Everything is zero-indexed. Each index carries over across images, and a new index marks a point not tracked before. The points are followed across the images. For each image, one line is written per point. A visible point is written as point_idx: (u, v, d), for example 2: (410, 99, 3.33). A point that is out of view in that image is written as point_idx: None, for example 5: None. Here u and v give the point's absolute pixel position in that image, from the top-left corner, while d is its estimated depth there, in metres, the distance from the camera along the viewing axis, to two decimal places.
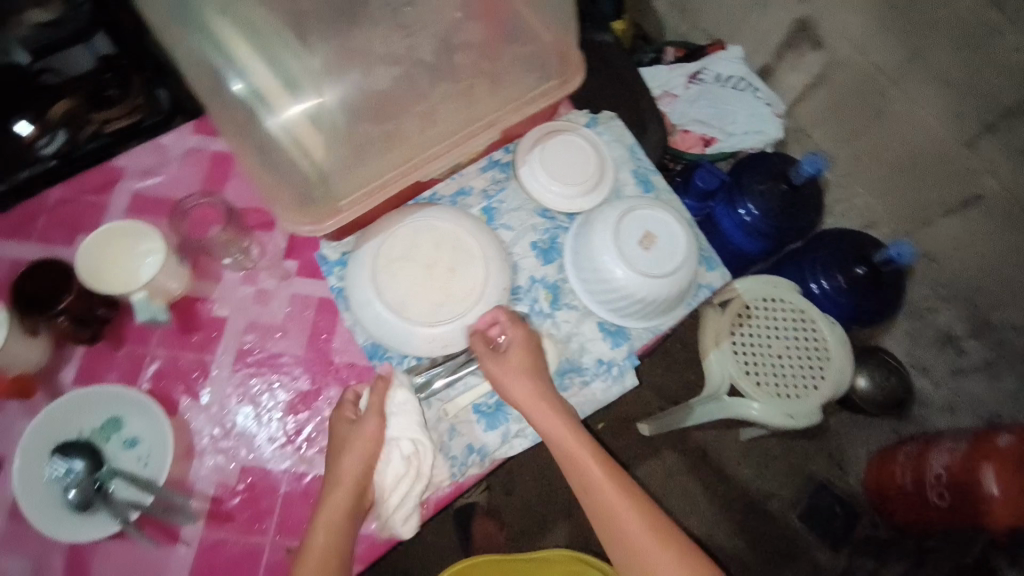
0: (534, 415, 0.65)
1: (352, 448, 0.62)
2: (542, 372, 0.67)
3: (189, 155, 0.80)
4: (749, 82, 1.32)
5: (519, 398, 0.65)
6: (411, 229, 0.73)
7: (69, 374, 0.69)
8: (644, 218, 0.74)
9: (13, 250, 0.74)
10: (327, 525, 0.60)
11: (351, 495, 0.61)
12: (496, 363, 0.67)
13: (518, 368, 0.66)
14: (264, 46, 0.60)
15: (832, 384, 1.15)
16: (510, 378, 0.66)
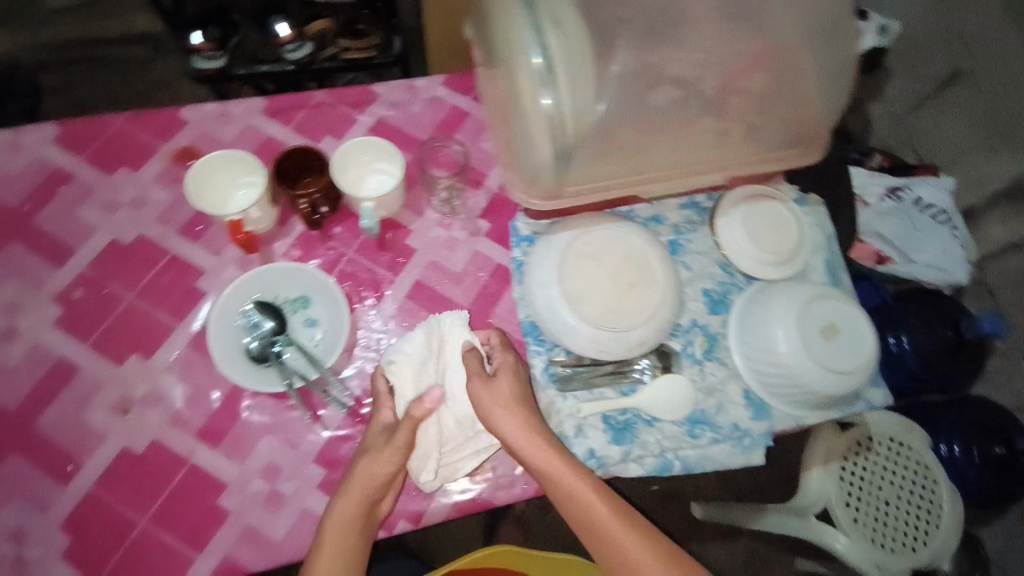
0: (530, 456, 0.64)
1: (373, 446, 0.65)
2: (527, 410, 0.67)
3: (433, 102, 0.88)
4: (950, 217, 1.23)
5: (508, 432, 0.65)
6: (605, 236, 0.77)
7: (281, 247, 0.77)
8: (834, 310, 0.73)
9: (268, 128, 0.83)
10: (342, 526, 0.62)
11: (369, 497, 0.63)
12: (487, 392, 0.67)
13: (507, 400, 0.67)
14: (569, 20, 0.59)
15: (930, 553, 1.07)
16: (501, 410, 0.66)
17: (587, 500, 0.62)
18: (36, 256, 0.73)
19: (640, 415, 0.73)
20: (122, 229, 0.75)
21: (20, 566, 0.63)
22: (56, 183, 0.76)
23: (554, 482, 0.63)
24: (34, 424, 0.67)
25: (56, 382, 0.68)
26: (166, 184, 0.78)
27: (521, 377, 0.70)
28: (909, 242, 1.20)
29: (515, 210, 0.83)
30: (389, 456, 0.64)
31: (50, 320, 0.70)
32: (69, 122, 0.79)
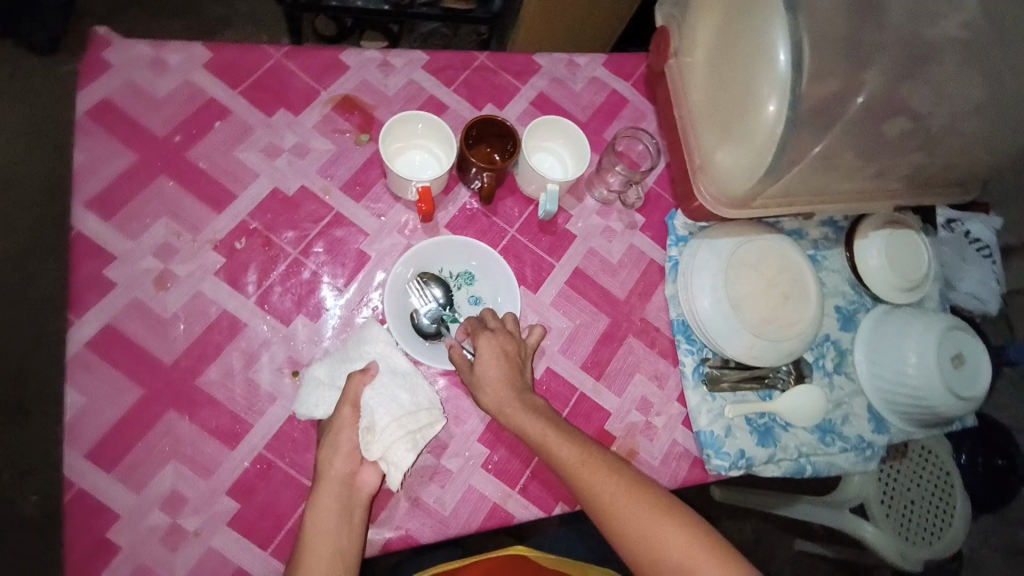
0: (513, 420, 0.63)
1: (328, 440, 0.61)
2: (520, 382, 0.66)
3: (594, 83, 0.86)
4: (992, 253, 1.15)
5: (489, 402, 0.64)
6: (764, 244, 0.79)
7: (445, 217, 0.75)
8: (960, 341, 0.80)
9: (432, 87, 0.80)
10: (318, 527, 0.57)
11: (341, 489, 0.59)
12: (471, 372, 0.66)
13: (492, 376, 0.65)
14: (824, 43, 0.62)
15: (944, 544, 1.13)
16: (483, 383, 0.65)
17: (571, 461, 0.61)
18: (193, 196, 0.67)
19: (778, 420, 0.77)
20: (285, 179, 0.71)
21: (183, 531, 0.58)
22: (212, 119, 0.70)
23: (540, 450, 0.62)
24: (197, 378, 0.62)
25: (221, 336, 0.64)
26: (327, 134, 0.74)
27: (510, 353, 0.66)
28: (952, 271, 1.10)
29: (667, 206, 0.84)
30: (348, 451, 0.60)
31: (213, 267, 0.66)
32: (223, 50, 0.73)
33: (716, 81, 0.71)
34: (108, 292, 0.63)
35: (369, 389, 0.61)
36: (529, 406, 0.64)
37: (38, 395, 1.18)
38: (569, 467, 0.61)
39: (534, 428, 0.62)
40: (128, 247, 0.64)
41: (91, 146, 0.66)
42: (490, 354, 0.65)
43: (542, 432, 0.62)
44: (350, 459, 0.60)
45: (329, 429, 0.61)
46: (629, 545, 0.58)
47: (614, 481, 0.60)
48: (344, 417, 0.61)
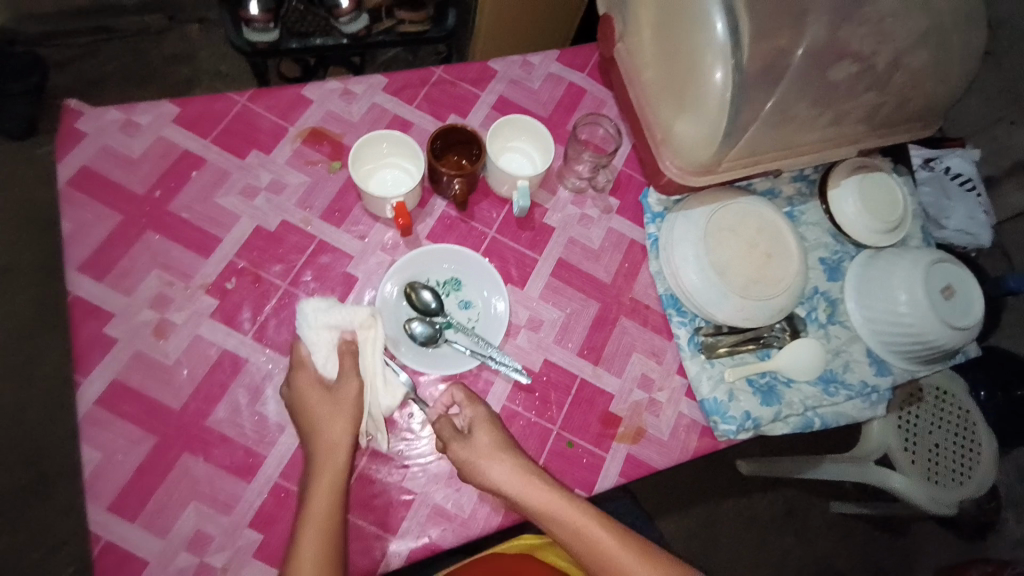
0: (499, 482, 0.62)
1: (325, 412, 0.62)
2: (511, 450, 0.64)
3: (551, 79, 0.89)
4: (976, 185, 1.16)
5: (497, 480, 0.62)
6: (738, 209, 0.80)
7: (424, 229, 0.77)
8: (947, 272, 0.80)
9: (395, 107, 0.82)
10: (320, 490, 0.58)
11: (343, 454, 0.60)
12: (464, 447, 0.63)
13: (489, 449, 0.63)
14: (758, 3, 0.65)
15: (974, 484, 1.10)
16: (484, 463, 0.62)
17: (600, 539, 0.60)
18: (179, 245, 0.70)
19: (779, 377, 0.78)
20: (265, 216, 0.73)
21: (212, 567, 0.60)
22: (188, 169, 0.73)
23: (558, 524, 0.60)
24: (208, 418, 0.64)
25: (225, 374, 0.66)
26: (300, 167, 0.76)
27: (493, 421, 0.66)
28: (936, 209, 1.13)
29: (640, 186, 0.86)
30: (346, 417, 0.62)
31: (208, 310, 0.68)
32: (189, 102, 0.76)
33: (663, 56, 0.73)
34: (110, 348, 0.65)
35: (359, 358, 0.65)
36: (542, 481, 0.62)
37: (57, 468, 1.21)
38: (597, 544, 0.60)
39: (545, 500, 0.61)
40: (124, 304, 0.67)
41: (76, 213, 0.69)
42: (483, 440, 0.63)
43: (556, 504, 0.61)
44: (352, 420, 0.62)
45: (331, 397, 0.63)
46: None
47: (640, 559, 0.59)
48: (347, 388, 0.63)
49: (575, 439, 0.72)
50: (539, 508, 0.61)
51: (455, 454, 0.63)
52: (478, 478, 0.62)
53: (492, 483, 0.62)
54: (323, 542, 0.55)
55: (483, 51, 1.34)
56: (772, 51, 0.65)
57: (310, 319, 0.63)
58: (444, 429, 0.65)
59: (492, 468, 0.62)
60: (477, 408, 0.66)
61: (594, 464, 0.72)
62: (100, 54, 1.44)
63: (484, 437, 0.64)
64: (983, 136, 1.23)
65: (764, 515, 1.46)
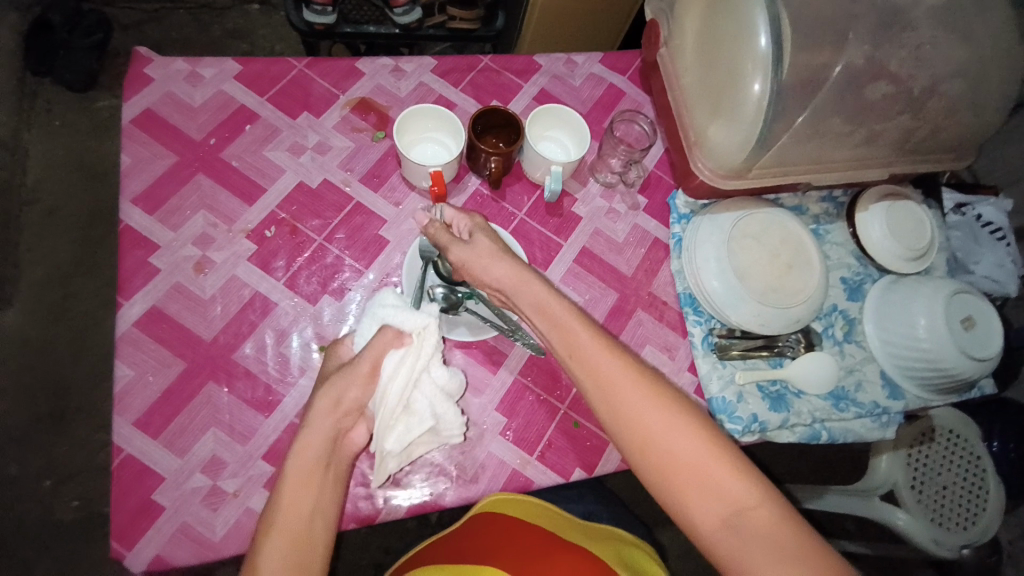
0: (500, 280, 0.64)
1: (334, 387, 0.60)
2: (513, 256, 0.66)
3: (592, 79, 0.92)
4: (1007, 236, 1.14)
5: (499, 280, 0.64)
6: (763, 218, 0.82)
7: (456, 203, 0.80)
8: (968, 302, 0.80)
9: (441, 88, 0.86)
10: (297, 480, 0.53)
11: (325, 442, 0.56)
12: (463, 249, 0.67)
13: (492, 250, 0.66)
14: (802, 17, 0.67)
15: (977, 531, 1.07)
16: (485, 262, 0.65)
17: (581, 339, 0.59)
18: (227, 190, 0.74)
19: (790, 387, 0.78)
20: (309, 173, 0.77)
21: (222, 493, 0.62)
22: (243, 122, 0.77)
23: (569, 344, 0.59)
24: (234, 352, 0.67)
25: (255, 315, 0.69)
26: (347, 132, 0.80)
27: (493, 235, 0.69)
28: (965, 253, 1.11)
29: (668, 188, 0.88)
30: (346, 409, 0.59)
31: (246, 254, 0.71)
32: (251, 62, 0.80)
33: (704, 64, 0.76)
34: (152, 277, 0.68)
35: (393, 352, 0.62)
36: (536, 277, 0.64)
37: (76, 407, 1.25)
38: (576, 343, 0.59)
39: (561, 317, 0.61)
40: (170, 238, 0.70)
41: (137, 150, 0.73)
42: (484, 245, 0.66)
43: (580, 337, 0.59)
44: (341, 417, 0.58)
45: (340, 373, 0.61)
46: (627, 438, 0.54)
47: (625, 370, 0.56)
48: (360, 372, 0.60)
49: (581, 420, 0.73)
50: (528, 309, 0.63)
51: (458, 257, 0.67)
52: (477, 277, 0.66)
53: (489, 284, 0.65)
54: (291, 556, 0.50)
55: (530, 49, 1.38)
56: (810, 62, 0.67)
57: (373, 307, 0.66)
58: (437, 236, 0.68)
59: (499, 267, 0.64)
60: (472, 219, 0.69)
61: (597, 448, 0.72)
62: (165, 23, 1.52)
63: (488, 243, 0.67)
64: (1017, 187, 1.22)
65: None
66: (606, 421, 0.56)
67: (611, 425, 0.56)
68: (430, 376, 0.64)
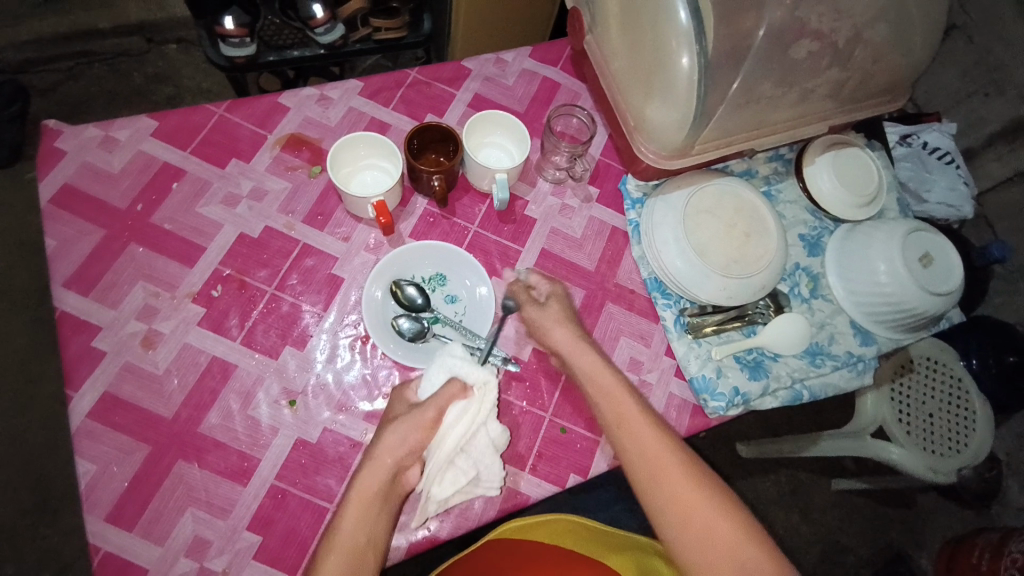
0: (563, 350, 0.70)
1: (397, 427, 0.62)
2: (578, 326, 0.72)
3: (525, 75, 0.90)
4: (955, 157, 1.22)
5: (559, 346, 0.71)
6: (715, 191, 0.81)
7: (406, 228, 0.78)
8: (924, 240, 0.81)
9: (371, 110, 0.83)
10: (354, 515, 0.57)
11: (386, 479, 0.59)
12: (537, 311, 0.73)
13: (557, 317, 0.72)
14: None
15: (970, 455, 1.13)
16: (551, 327, 0.72)
17: (635, 418, 0.64)
18: (163, 256, 0.71)
19: (766, 352, 0.79)
20: (247, 223, 0.74)
21: (213, 572, 0.60)
22: (168, 180, 0.74)
23: (622, 424, 0.64)
24: (200, 425, 0.64)
25: (215, 381, 0.66)
26: (281, 173, 0.77)
27: (566, 299, 0.75)
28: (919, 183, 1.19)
29: (618, 174, 0.87)
30: (407, 447, 0.61)
31: (195, 319, 0.69)
32: (166, 115, 0.77)
33: (630, 45, 0.74)
34: (99, 362, 0.65)
35: (455, 403, 0.63)
36: (593, 348, 0.70)
37: (61, 495, 1.20)
38: (624, 415, 0.64)
39: (615, 397, 0.66)
40: (111, 317, 0.67)
41: (59, 230, 0.70)
42: (554, 313, 0.73)
43: (637, 418, 0.64)
44: (401, 453, 0.61)
45: (405, 416, 0.63)
46: (670, 509, 0.58)
47: (670, 451, 0.61)
48: (425, 419, 0.62)
49: (567, 425, 0.73)
50: (584, 375, 0.68)
51: (528, 315, 0.73)
52: (543, 337, 0.72)
53: (551, 346, 0.71)
54: None
55: (464, 49, 1.36)
56: (733, 31, 0.66)
57: (444, 354, 0.65)
58: (518, 294, 0.75)
59: (561, 334, 0.71)
60: (554, 286, 0.75)
61: (588, 449, 0.72)
62: (84, 78, 1.45)
63: (560, 308, 0.73)
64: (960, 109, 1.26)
65: (769, 496, 1.52)
66: (646, 495, 0.60)
67: (651, 502, 0.60)
68: (486, 430, 0.65)
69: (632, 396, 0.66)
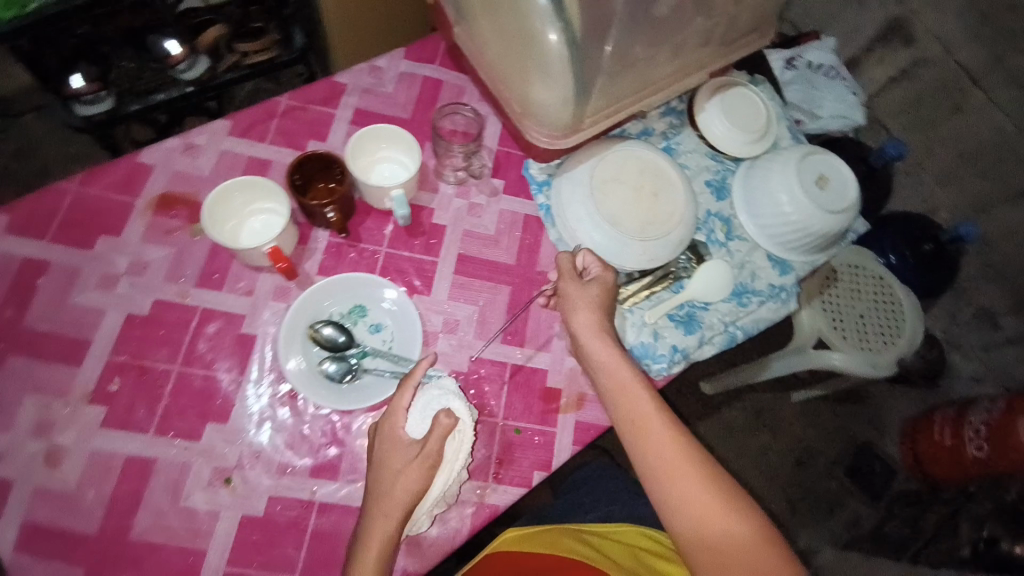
0: (583, 342, 0.68)
1: (398, 476, 0.59)
2: (603, 312, 0.69)
3: (403, 78, 0.86)
4: (838, 69, 1.36)
5: (577, 330, 0.68)
6: (616, 157, 0.81)
7: (312, 267, 0.74)
8: (818, 163, 0.84)
9: (246, 149, 0.78)
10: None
11: (393, 531, 0.58)
12: (575, 288, 0.70)
13: (591, 303, 0.69)
14: None
15: (905, 343, 1.24)
16: (575, 311, 0.69)
17: (645, 415, 0.62)
18: (49, 361, 0.66)
19: (695, 303, 0.81)
20: (135, 302, 0.69)
21: None
22: (33, 278, 0.68)
23: (632, 421, 0.62)
24: (130, 531, 0.60)
25: (136, 483, 0.62)
26: (161, 240, 0.72)
27: (610, 285, 0.71)
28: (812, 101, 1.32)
29: (519, 160, 0.85)
30: (406, 496, 0.59)
31: (99, 421, 0.64)
32: (17, 207, 0.70)
33: (496, 29, 0.70)
34: (6, 492, 0.61)
35: (452, 441, 0.64)
36: (611, 338, 0.68)
37: None
38: (644, 417, 0.62)
39: (628, 392, 0.64)
40: (7, 441, 0.63)
41: None
42: (582, 298, 0.69)
43: (645, 416, 0.62)
44: (408, 501, 0.59)
45: (403, 462, 0.60)
46: (672, 512, 0.57)
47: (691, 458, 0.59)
48: (427, 461, 0.60)
49: (521, 425, 0.72)
50: (597, 366, 0.67)
51: (563, 291, 0.71)
52: (568, 317, 0.70)
53: (570, 328, 0.69)
54: None
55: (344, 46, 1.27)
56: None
57: (435, 391, 0.66)
58: (564, 266, 0.72)
59: (582, 320, 0.68)
60: (604, 273, 0.71)
61: (546, 443, 0.72)
62: None
63: (598, 292, 0.70)
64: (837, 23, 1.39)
65: (739, 423, 1.61)
66: (654, 495, 0.59)
67: (659, 501, 0.59)
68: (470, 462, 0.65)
69: (644, 390, 0.63)
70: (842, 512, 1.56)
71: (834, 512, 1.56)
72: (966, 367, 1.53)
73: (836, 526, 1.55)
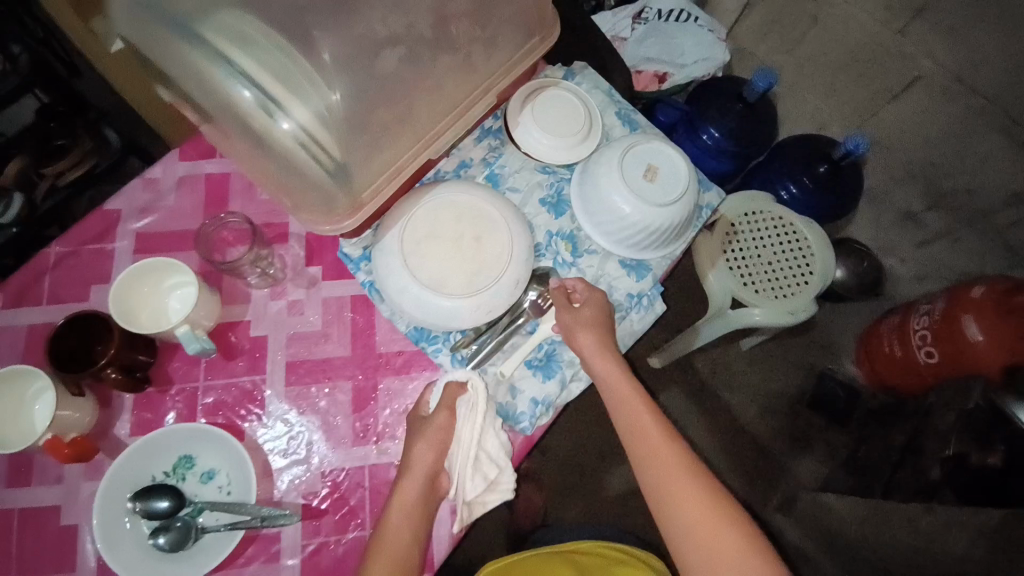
0: (590, 365, 0.70)
1: (417, 447, 0.66)
2: (606, 332, 0.71)
3: (184, 183, 0.78)
4: (690, 12, 1.36)
5: (580, 348, 0.70)
6: (427, 211, 0.73)
7: (124, 428, 0.68)
8: (645, 152, 0.77)
9: (24, 317, 0.71)
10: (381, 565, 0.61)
11: (418, 494, 0.65)
12: (568, 314, 0.71)
13: (587, 320, 0.71)
14: (253, 44, 0.55)
15: (819, 277, 1.20)
16: (574, 331, 0.71)
17: (653, 441, 0.67)
18: None
19: (554, 340, 0.75)
20: None
21: None
22: None
23: (641, 445, 0.67)
24: None
25: None
26: None
27: (605, 304, 0.72)
28: (671, 52, 1.34)
29: (334, 238, 0.78)
30: (420, 473, 0.65)
31: None
32: None
33: (227, 138, 0.63)
34: None
35: (461, 405, 0.66)
36: (614, 355, 0.70)
37: None
38: (650, 431, 0.68)
39: (636, 419, 0.69)
40: None
41: None
42: (580, 316, 0.71)
43: (655, 439, 0.67)
44: (428, 467, 0.65)
45: (424, 430, 0.66)
46: (676, 532, 0.63)
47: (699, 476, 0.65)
48: (438, 429, 0.66)
49: None
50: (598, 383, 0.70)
51: (562, 317, 0.72)
52: (571, 340, 0.71)
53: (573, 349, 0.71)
54: None
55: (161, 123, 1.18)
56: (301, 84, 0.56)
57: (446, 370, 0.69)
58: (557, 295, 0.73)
59: (581, 340, 0.70)
60: (591, 291, 0.73)
61: None
62: None
63: (592, 310, 0.72)
64: None
65: (694, 386, 1.57)
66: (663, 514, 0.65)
67: (666, 517, 0.65)
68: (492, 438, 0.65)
69: (651, 412, 0.69)
70: (815, 446, 1.53)
71: (807, 446, 1.53)
72: (906, 270, 1.46)
73: (813, 462, 1.52)
